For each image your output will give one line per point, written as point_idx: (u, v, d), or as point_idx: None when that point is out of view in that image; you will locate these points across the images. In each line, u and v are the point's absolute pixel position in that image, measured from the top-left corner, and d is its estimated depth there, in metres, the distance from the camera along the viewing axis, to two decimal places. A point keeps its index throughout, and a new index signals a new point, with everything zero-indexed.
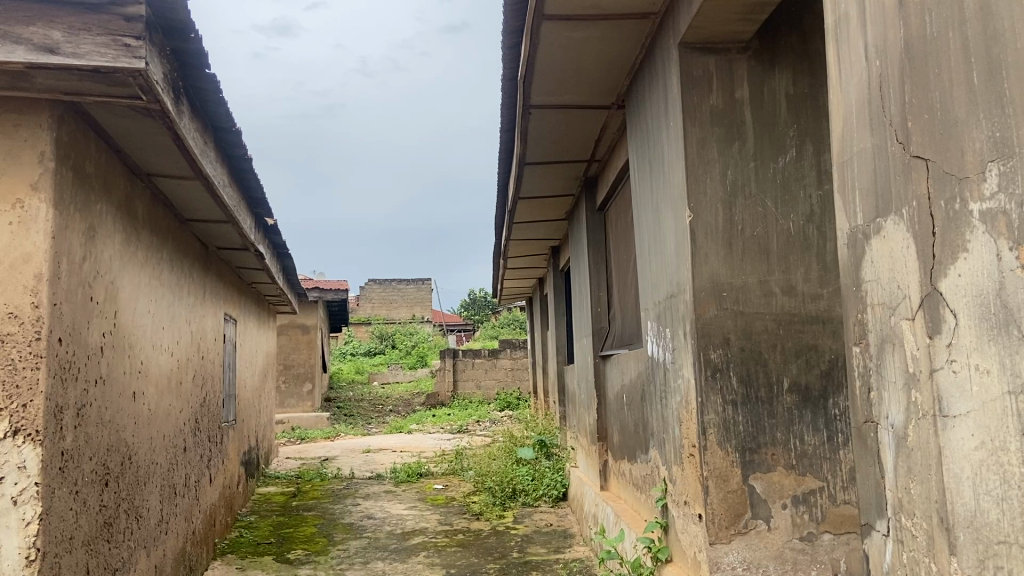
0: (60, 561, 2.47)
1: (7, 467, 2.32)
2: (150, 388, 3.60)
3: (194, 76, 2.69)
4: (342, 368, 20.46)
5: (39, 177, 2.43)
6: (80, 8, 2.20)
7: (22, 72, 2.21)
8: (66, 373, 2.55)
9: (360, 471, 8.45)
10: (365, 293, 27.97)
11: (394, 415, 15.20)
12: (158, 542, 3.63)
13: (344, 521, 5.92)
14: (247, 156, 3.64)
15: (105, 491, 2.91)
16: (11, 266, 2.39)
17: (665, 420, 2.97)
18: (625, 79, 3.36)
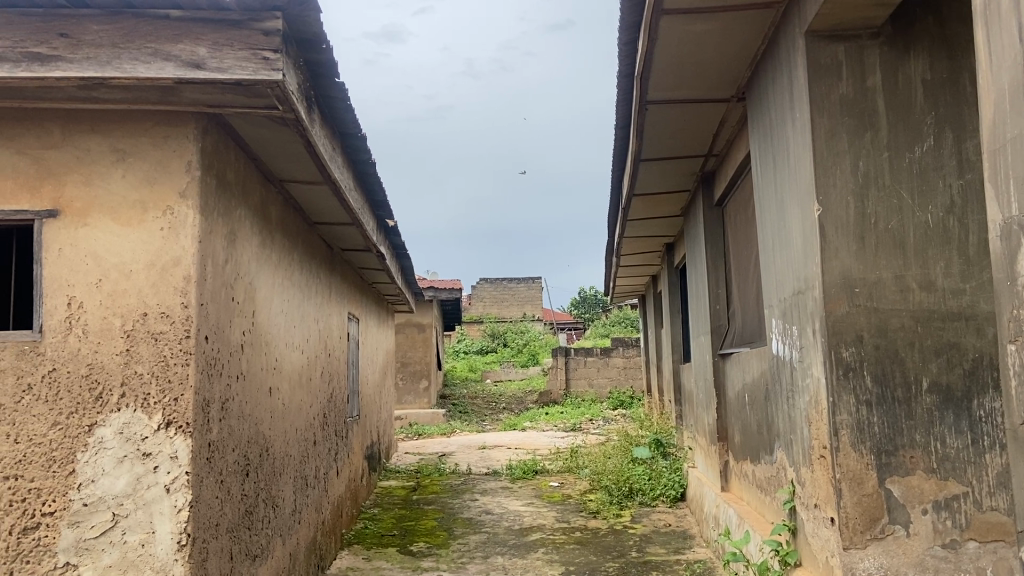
0: (208, 546, 2.64)
1: (161, 457, 2.51)
2: (283, 383, 3.78)
3: (324, 86, 2.81)
4: (456, 366, 20.83)
5: (186, 185, 2.60)
6: (223, 25, 2.33)
7: (171, 87, 2.37)
8: (213, 368, 2.73)
9: (478, 467, 8.59)
10: (476, 292, 28.43)
11: (507, 413, 15.36)
12: (293, 531, 3.82)
13: (463, 516, 6.03)
14: (372, 160, 3.78)
15: (246, 481, 3.09)
16: (164, 269, 2.58)
17: (792, 420, 2.88)
18: (745, 70, 3.27)
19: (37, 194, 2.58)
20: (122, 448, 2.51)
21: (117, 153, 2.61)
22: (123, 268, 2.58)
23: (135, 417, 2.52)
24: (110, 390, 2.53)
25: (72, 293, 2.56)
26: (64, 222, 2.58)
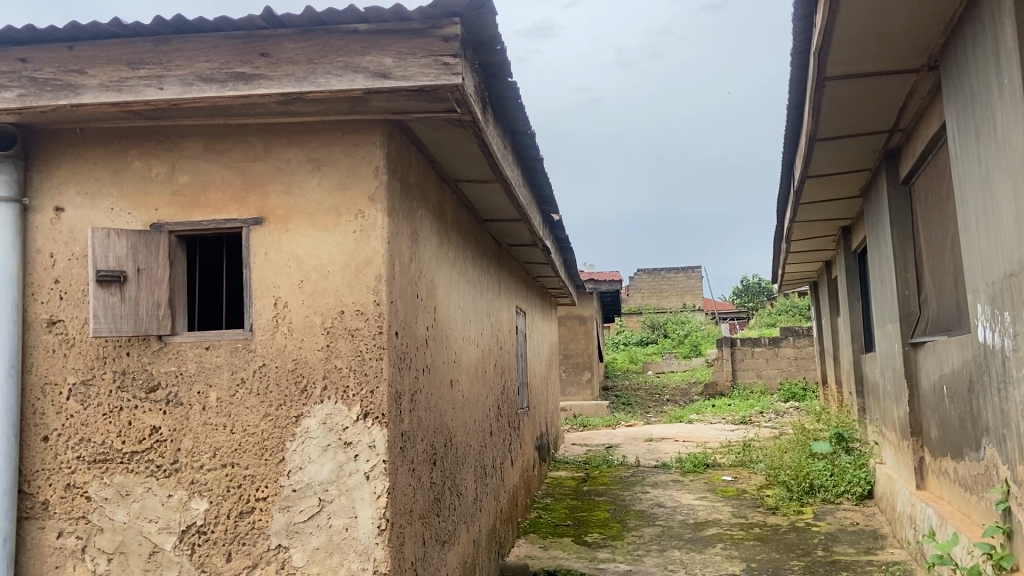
0: (404, 531, 2.78)
1: (361, 445, 2.67)
2: (462, 376, 3.91)
3: (498, 86, 2.87)
4: (617, 357, 20.74)
5: (375, 189, 2.75)
6: (406, 34, 2.44)
7: (360, 98, 2.51)
8: (403, 363, 2.86)
9: (646, 459, 8.52)
10: (635, 283, 28.16)
11: (672, 405, 15.11)
12: (475, 519, 3.95)
13: (636, 508, 6.00)
14: (541, 156, 3.82)
15: (434, 469, 3.22)
16: (358, 269, 2.74)
17: (1005, 414, 2.65)
18: (938, 36, 3.04)
19: (245, 204, 2.82)
20: (326, 437, 2.69)
21: (312, 162, 2.79)
22: (321, 269, 2.76)
23: (336, 408, 2.70)
24: (313, 383, 2.72)
25: (278, 294, 2.77)
26: (269, 229, 2.79)
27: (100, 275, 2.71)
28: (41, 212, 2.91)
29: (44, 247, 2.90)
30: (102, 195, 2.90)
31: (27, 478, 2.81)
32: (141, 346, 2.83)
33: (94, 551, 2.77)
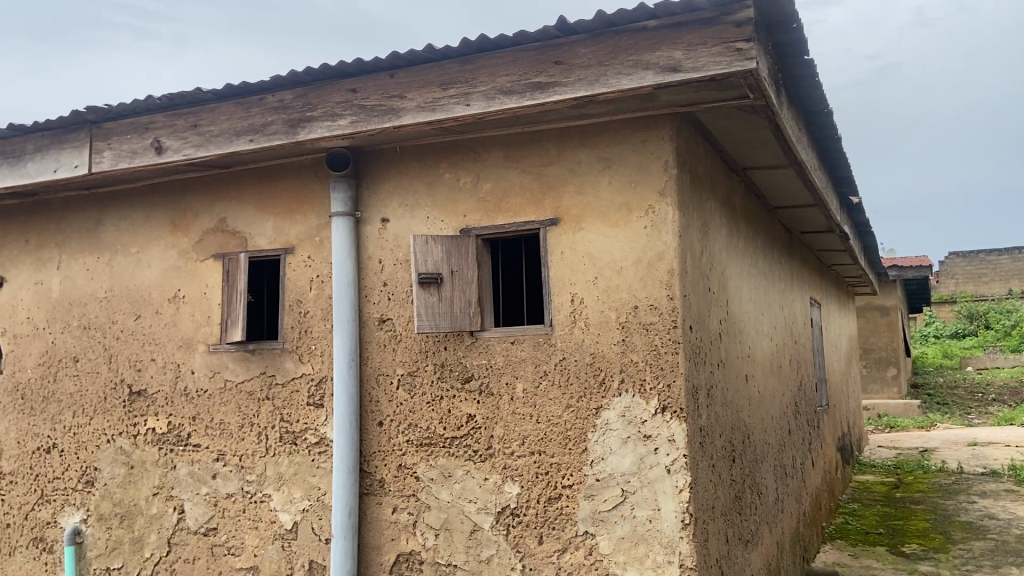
0: (708, 527, 2.77)
1: (661, 438, 2.72)
2: (758, 371, 3.79)
3: (791, 66, 2.73)
4: (928, 352, 18.73)
5: (666, 183, 2.78)
6: (695, 25, 2.42)
7: (651, 93, 2.54)
8: (699, 357, 2.86)
9: (970, 465, 7.61)
10: (947, 269, 25.24)
11: (999, 405, 13.33)
12: (777, 520, 3.80)
13: (961, 519, 5.39)
14: (838, 136, 3.56)
15: (733, 466, 3.15)
16: (650, 264, 2.78)
17: None
18: None
19: (542, 207, 2.98)
20: (625, 429, 2.78)
21: (603, 161, 2.88)
22: (615, 265, 2.84)
23: (634, 401, 2.77)
24: (611, 377, 2.81)
25: (574, 291, 2.89)
26: (564, 228, 2.93)
27: (421, 277, 3.03)
28: (370, 223, 3.30)
29: (374, 254, 3.29)
30: (418, 206, 3.22)
31: (367, 458, 3.20)
32: (456, 340, 3.10)
33: (424, 526, 3.09)
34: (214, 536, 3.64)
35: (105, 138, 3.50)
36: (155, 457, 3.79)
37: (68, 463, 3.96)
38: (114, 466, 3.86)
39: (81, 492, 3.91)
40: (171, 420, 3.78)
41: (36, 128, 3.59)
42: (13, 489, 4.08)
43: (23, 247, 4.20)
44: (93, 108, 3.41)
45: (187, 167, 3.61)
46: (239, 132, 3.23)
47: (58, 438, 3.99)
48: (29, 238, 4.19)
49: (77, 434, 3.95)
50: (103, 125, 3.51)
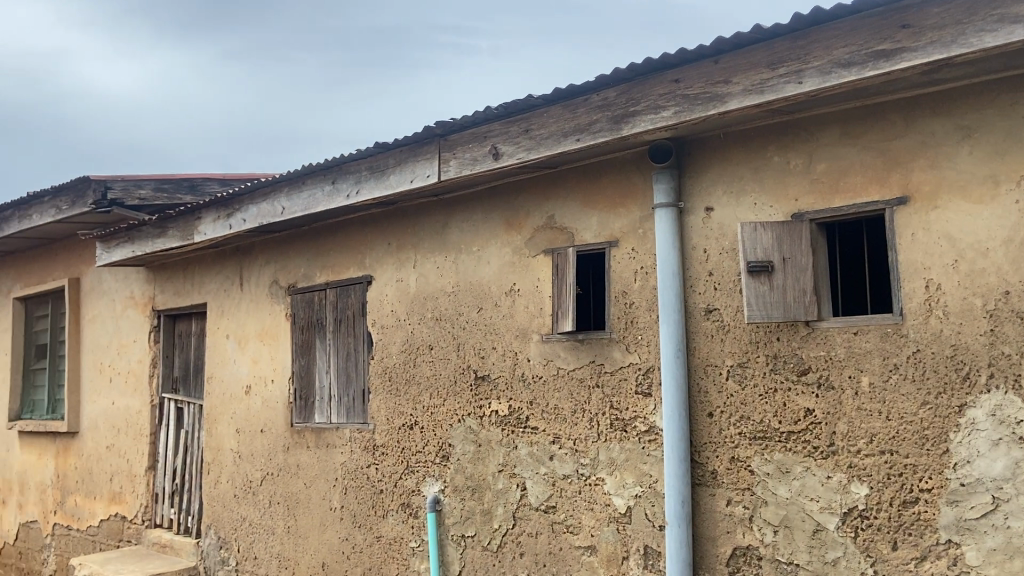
0: None
1: None
2: None
3: None
4: None
5: None
6: None
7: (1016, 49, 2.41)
8: None
9: None
10: None
11: None
12: None
13: None
14: None
15: None
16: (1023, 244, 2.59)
17: None
18: None
19: (887, 184, 2.82)
20: (996, 430, 2.59)
21: (962, 130, 2.69)
22: (979, 246, 2.66)
23: (1007, 399, 2.58)
24: (977, 372, 2.63)
25: (929, 276, 2.73)
26: (916, 208, 2.77)
27: (750, 266, 2.98)
28: (693, 213, 3.28)
29: (698, 244, 3.27)
30: (745, 192, 3.14)
31: (699, 448, 3.19)
32: (789, 330, 3.01)
33: (761, 522, 3.02)
34: (554, 514, 3.88)
35: (451, 148, 3.88)
36: (499, 437, 4.13)
37: (427, 439, 4.47)
38: (464, 443, 4.28)
39: (438, 466, 4.40)
40: (511, 403, 4.10)
41: (395, 145, 4.09)
42: (383, 460, 4.70)
43: (386, 250, 4.81)
44: (441, 122, 3.80)
45: (520, 170, 3.87)
46: (567, 132, 3.40)
47: (418, 417, 4.53)
48: (390, 242, 4.79)
49: (434, 414, 4.45)
50: (449, 137, 3.89)
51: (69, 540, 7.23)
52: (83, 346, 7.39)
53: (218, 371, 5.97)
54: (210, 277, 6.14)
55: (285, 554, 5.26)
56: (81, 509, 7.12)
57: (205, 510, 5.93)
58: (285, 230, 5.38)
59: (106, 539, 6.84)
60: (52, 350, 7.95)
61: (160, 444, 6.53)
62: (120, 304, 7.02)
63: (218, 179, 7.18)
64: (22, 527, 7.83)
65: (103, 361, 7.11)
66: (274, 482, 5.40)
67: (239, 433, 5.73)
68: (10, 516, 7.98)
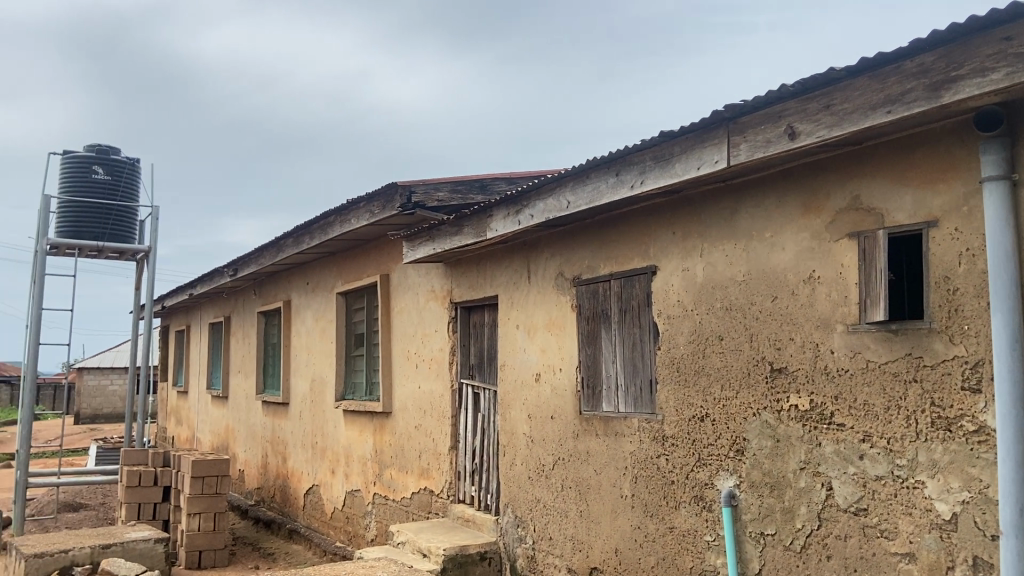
0: None
1: None
2: None
3: None
4: None
5: None
6: None
7: None
8: None
9: None
10: None
11: None
12: None
13: None
14: None
15: None
16: None
17: None
18: None
19: None
20: None
21: None
22: None
23: None
24: None
25: None
26: None
27: None
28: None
29: None
30: None
31: None
32: None
33: None
34: (865, 517, 3.58)
35: (741, 132, 3.72)
36: (799, 433, 3.90)
37: (720, 432, 4.34)
38: (761, 437, 4.11)
39: (732, 460, 4.26)
40: (813, 397, 3.85)
41: (680, 132, 4.02)
42: (675, 451, 4.66)
43: (670, 239, 4.75)
44: (730, 105, 3.67)
45: (819, 149, 3.61)
46: (876, 105, 3.12)
47: (710, 409, 4.42)
48: (675, 231, 4.73)
49: (726, 407, 4.31)
50: (739, 120, 3.73)
51: (387, 509, 8.06)
52: (393, 336, 8.20)
53: (510, 359, 6.31)
54: (500, 271, 6.50)
55: (578, 537, 5.43)
56: (396, 481, 7.90)
57: (503, 490, 6.30)
58: (569, 224, 5.53)
59: (418, 510, 7.53)
60: (368, 338, 8.94)
61: (460, 426, 7.05)
62: (423, 297, 7.68)
63: (505, 177, 7.61)
64: (349, 495, 8.88)
65: (410, 349, 7.83)
66: (566, 467, 5.59)
67: (531, 419, 6.01)
68: (339, 484, 9.09)
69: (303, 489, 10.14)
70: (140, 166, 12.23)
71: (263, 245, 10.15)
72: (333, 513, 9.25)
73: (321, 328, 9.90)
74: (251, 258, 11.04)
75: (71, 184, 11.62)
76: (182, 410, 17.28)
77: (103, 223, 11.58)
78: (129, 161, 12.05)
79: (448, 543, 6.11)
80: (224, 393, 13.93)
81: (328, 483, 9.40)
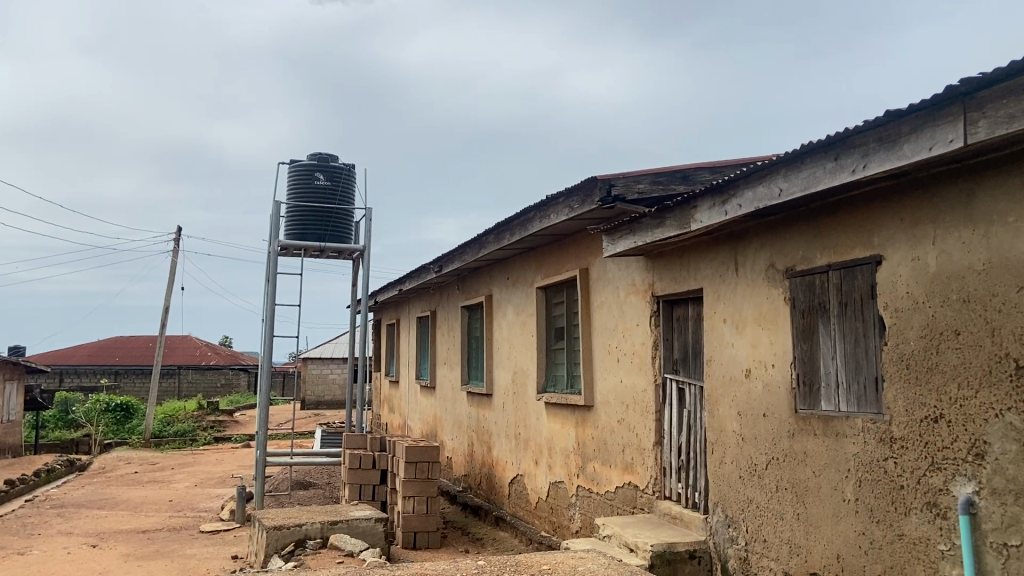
0: None
1: None
2: None
3: None
4: None
5: None
6: None
7: None
8: None
9: None
10: None
11: None
12: None
13: None
14: None
15: None
16: None
17: None
18: None
19: None
20: None
21: None
22: None
23: None
24: None
25: None
26: None
27: None
28: None
29: None
30: None
31: None
32: None
33: None
34: None
35: (979, 108, 3.39)
36: None
37: (956, 434, 3.95)
38: (1005, 441, 3.71)
39: (971, 464, 3.86)
40: None
41: (909, 110, 3.67)
42: (904, 454, 4.24)
43: (898, 225, 4.35)
44: (964, 79, 3.36)
45: None
46: None
47: (945, 409, 4.02)
48: (902, 218, 4.34)
49: (964, 407, 3.92)
50: (976, 94, 3.40)
51: (592, 501, 8.01)
52: (594, 330, 8.20)
53: (717, 353, 6.05)
54: (705, 263, 6.25)
55: (796, 541, 5.04)
56: (600, 474, 7.86)
57: (711, 488, 5.99)
58: (780, 212, 5.23)
59: (622, 504, 7.40)
60: (568, 332, 9.00)
61: (665, 422, 6.87)
62: (624, 291, 7.60)
63: (709, 167, 7.37)
64: (552, 485, 8.98)
65: (611, 343, 7.80)
66: (781, 467, 5.23)
67: (741, 416, 5.71)
68: (543, 475, 9.23)
69: (508, 478, 10.40)
70: (355, 170, 13.14)
71: (466, 242, 10.54)
72: (537, 503, 9.39)
73: (522, 321, 10.11)
74: (455, 255, 11.52)
75: (298, 190, 12.70)
76: (394, 399, 18.34)
77: (325, 225, 12.55)
78: (346, 166, 12.99)
79: (655, 539, 5.96)
80: (432, 383, 14.62)
81: (532, 474, 9.58)
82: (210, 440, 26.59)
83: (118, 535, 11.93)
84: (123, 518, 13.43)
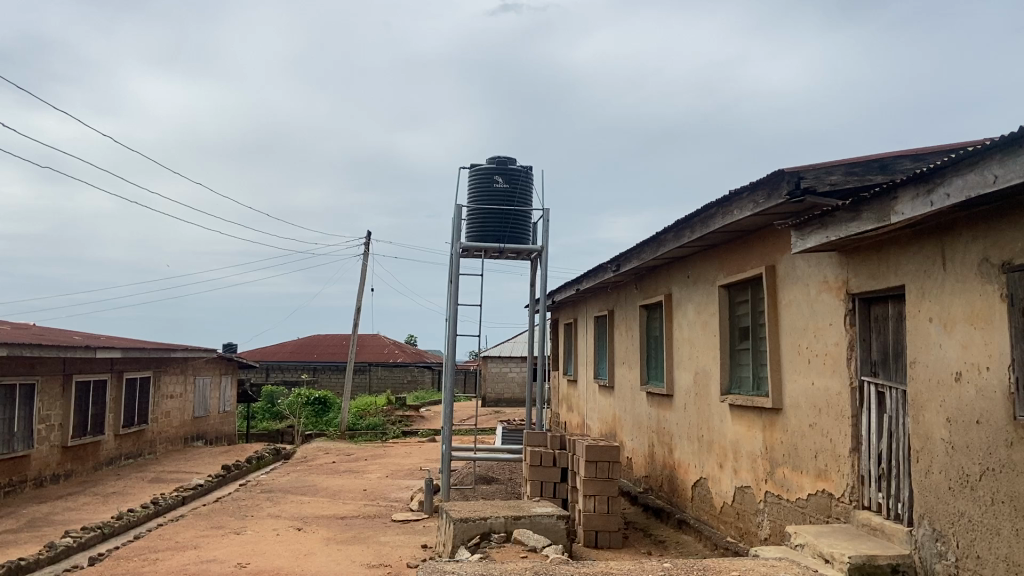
0: None
1: None
2: None
3: None
4: None
5: None
6: None
7: None
8: None
9: None
10: None
11: None
12: None
13: None
14: None
15: None
16: None
17: None
18: None
19: None
20: None
21: None
22: None
23: None
24: None
25: None
26: None
27: None
28: None
29: None
30: None
31: None
32: None
33: None
34: None
35: None
36: None
37: None
38: None
39: None
40: None
41: None
42: None
43: None
44: None
45: None
46: None
47: None
48: None
49: None
50: None
51: (782, 509, 7.71)
52: (783, 330, 7.91)
53: (923, 355, 5.67)
54: (907, 259, 5.87)
55: (1015, 558, 4.64)
56: (790, 481, 7.55)
57: (917, 499, 5.62)
58: (995, 201, 4.84)
59: (816, 513, 7.08)
60: (753, 331, 8.74)
61: (862, 427, 6.52)
62: (815, 289, 7.29)
63: (910, 155, 6.89)
64: (739, 490, 8.74)
65: (802, 344, 7.50)
66: (999, 479, 4.82)
67: (950, 423, 5.31)
68: (728, 479, 9.01)
69: (691, 481, 10.23)
70: (533, 173, 13.44)
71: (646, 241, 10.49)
72: (722, 507, 9.17)
73: (704, 320, 9.93)
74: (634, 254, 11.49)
75: (479, 194, 13.18)
76: (573, 397, 18.51)
77: (505, 227, 12.92)
78: (524, 169, 13.32)
79: (852, 550, 5.67)
80: (611, 382, 14.63)
81: (716, 477, 9.37)
82: (399, 434, 28.05)
83: (320, 520, 12.89)
84: (324, 505, 14.48)
